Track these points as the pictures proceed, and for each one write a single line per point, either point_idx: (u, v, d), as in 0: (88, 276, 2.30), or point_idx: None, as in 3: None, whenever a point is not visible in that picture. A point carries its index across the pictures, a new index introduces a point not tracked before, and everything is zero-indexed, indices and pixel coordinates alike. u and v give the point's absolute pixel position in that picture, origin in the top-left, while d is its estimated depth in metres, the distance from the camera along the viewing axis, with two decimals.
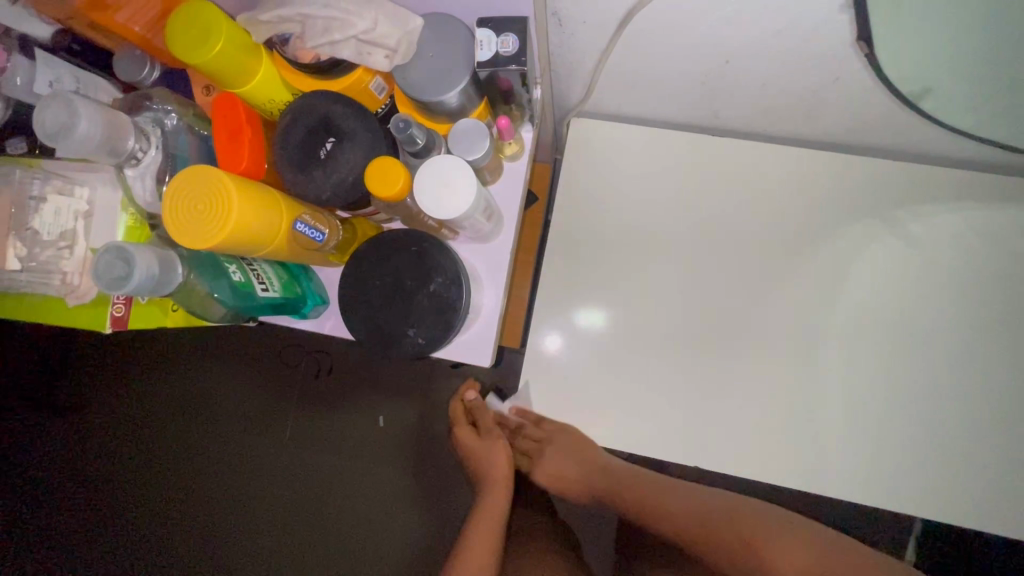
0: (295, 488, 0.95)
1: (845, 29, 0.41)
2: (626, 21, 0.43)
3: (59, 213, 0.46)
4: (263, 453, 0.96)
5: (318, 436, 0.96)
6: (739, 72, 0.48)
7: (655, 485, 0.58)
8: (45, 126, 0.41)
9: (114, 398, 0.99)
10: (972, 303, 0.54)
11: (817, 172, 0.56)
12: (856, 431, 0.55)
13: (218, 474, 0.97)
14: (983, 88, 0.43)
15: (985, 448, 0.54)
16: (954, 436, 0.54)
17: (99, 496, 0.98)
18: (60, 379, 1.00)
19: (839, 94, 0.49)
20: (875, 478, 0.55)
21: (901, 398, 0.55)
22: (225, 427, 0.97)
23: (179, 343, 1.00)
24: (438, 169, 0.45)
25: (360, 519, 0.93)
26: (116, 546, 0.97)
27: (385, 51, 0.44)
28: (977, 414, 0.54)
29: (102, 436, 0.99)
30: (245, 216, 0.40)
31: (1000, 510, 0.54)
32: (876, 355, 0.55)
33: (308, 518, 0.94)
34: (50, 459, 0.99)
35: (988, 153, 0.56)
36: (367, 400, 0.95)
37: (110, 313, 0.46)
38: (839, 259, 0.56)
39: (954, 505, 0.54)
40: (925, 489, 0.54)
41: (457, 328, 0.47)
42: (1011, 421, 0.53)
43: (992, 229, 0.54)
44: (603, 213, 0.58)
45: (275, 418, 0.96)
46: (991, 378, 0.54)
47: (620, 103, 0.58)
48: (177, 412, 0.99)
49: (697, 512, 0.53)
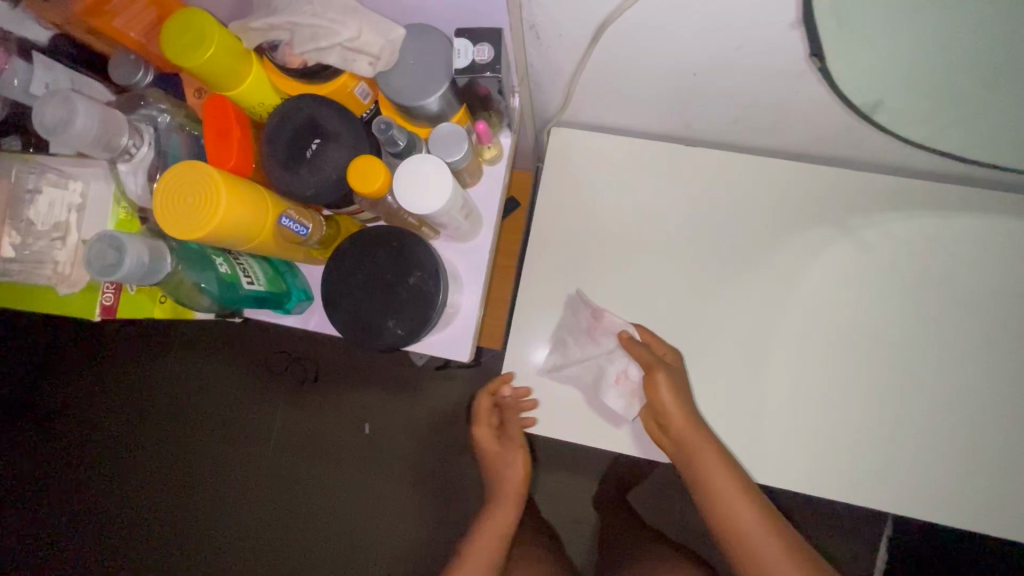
0: (285, 498, 1.02)
1: (800, 46, 0.48)
2: (597, 36, 0.50)
3: (52, 205, 0.44)
4: (257, 455, 1.03)
5: (309, 451, 1.02)
6: (707, 83, 0.56)
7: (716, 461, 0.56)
8: (41, 119, 0.39)
9: (116, 393, 1.06)
10: (927, 301, 0.58)
11: (787, 180, 0.61)
12: (825, 423, 0.58)
13: (215, 470, 1.03)
14: (924, 101, 0.52)
15: (947, 443, 0.57)
16: (912, 429, 0.58)
17: (108, 481, 1.05)
18: (69, 370, 1.07)
19: (799, 105, 0.57)
20: (844, 474, 0.58)
21: (863, 395, 0.58)
22: (221, 427, 1.04)
23: (178, 343, 1.06)
24: (416, 166, 0.41)
25: (342, 534, 1.00)
26: (123, 526, 1.04)
27: (369, 58, 0.42)
28: (938, 409, 0.57)
29: (105, 428, 1.06)
30: (232, 211, 0.38)
31: (960, 503, 0.56)
32: (843, 353, 0.59)
33: (299, 524, 1.01)
34: (65, 438, 1.06)
35: (927, 159, 0.62)
36: (354, 408, 1.02)
37: (99, 302, 0.44)
38: (801, 258, 0.60)
39: (915, 498, 0.57)
40: (889, 483, 0.57)
41: (436, 320, 0.44)
42: (965, 417, 0.57)
43: (946, 234, 0.59)
44: (580, 219, 0.63)
45: (266, 423, 1.03)
46: (946, 374, 0.57)
47: (601, 114, 0.67)
48: (176, 410, 1.05)
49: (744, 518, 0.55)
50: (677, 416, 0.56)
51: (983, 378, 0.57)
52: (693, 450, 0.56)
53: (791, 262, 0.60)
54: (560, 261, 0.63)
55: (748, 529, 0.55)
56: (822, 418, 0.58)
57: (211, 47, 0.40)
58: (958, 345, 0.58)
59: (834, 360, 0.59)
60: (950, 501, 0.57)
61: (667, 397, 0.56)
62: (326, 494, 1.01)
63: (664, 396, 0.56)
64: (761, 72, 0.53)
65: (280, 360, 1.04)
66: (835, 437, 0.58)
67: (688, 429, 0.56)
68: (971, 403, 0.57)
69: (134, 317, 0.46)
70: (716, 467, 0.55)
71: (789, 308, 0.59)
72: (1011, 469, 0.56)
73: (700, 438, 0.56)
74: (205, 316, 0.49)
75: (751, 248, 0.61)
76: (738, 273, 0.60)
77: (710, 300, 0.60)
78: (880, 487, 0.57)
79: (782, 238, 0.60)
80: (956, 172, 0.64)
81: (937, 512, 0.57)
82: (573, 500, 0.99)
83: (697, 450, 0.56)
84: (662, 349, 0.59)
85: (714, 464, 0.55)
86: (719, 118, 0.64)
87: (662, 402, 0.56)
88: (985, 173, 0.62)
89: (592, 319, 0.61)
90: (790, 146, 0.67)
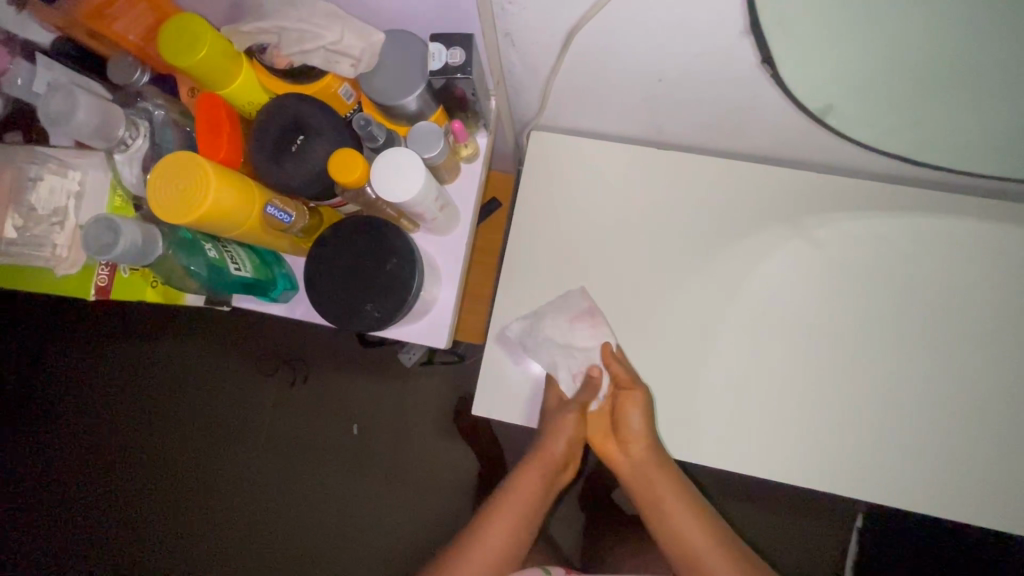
0: (282, 498, 1.07)
1: (751, 53, 0.52)
2: (567, 42, 0.54)
3: (53, 191, 0.47)
4: (251, 456, 1.09)
5: (306, 452, 1.09)
6: (671, 88, 0.60)
7: (665, 480, 0.63)
8: (47, 109, 0.43)
9: (124, 394, 1.13)
10: (863, 291, 0.64)
11: (742, 182, 0.67)
12: (776, 403, 0.64)
13: (212, 470, 1.10)
14: (872, 104, 0.57)
15: (881, 421, 0.63)
16: (853, 407, 0.63)
17: (113, 480, 1.11)
18: (81, 370, 1.14)
19: (758, 110, 0.61)
20: (788, 450, 0.63)
21: (804, 378, 0.64)
22: (220, 427, 1.11)
23: (182, 346, 1.13)
24: (392, 159, 0.44)
25: (337, 535, 1.05)
26: (127, 522, 1.10)
27: (351, 60, 0.46)
28: (873, 390, 0.63)
29: (113, 427, 1.13)
30: (220, 197, 0.41)
31: (894, 471, 0.62)
32: (787, 338, 0.64)
33: (295, 528, 1.06)
34: (73, 436, 1.13)
35: (880, 161, 0.67)
36: (345, 410, 1.09)
37: (95, 282, 0.48)
38: (752, 254, 0.66)
39: (855, 474, 0.63)
40: (830, 461, 0.63)
41: (411, 304, 0.47)
42: (896, 398, 0.63)
43: (886, 234, 0.64)
44: (551, 219, 0.69)
45: (262, 424, 1.10)
46: (880, 356, 0.63)
47: (576, 119, 0.71)
48: (179, 410, 1.12)
49: (687, 532, 0.61)
50: (639, 439, 0.63)
51: (918, 361, 0.63)
52: (647, 473, 0.63)
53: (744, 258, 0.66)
54: (534, 256, 0.69)
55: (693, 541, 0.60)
56: (774, 401, 0.64)
57: (204, 48, 0.44)
58: (895, 335, 0.64)
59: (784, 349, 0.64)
60: (889, 472, 0.63)
61: (637, 420, 0.62)
62: (322, 492, 1.07)
63: (632, 416, 0.62)
64: (717, 80, 0.57)
65: (271, 363, 1.11)
66: (786, 417, 0.63)
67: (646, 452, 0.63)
68: (901, 383, 0.63)
69: (126, 299, 0.48)
70: (666, 488, 0.63)
71: (741, 300, 0.65)
72: (941, 447, 0.62)
73: (654, 461, 0.63)
74: (196, 302, 0.52)
75: (707, 246, 0.67)
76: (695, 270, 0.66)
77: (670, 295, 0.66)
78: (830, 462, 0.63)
79: (736, 237, 0.66)
80: (906, 173, 0.68)
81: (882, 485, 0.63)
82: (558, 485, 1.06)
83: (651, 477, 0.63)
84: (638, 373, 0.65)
85: (665, 485, 0.63)
86: (687, 123, 0.67)
87: (627, 421, 0.62)
88: (933, 172, 0.66)
89: (586, 313, 0.65)
90: (753, 150, 0.71)
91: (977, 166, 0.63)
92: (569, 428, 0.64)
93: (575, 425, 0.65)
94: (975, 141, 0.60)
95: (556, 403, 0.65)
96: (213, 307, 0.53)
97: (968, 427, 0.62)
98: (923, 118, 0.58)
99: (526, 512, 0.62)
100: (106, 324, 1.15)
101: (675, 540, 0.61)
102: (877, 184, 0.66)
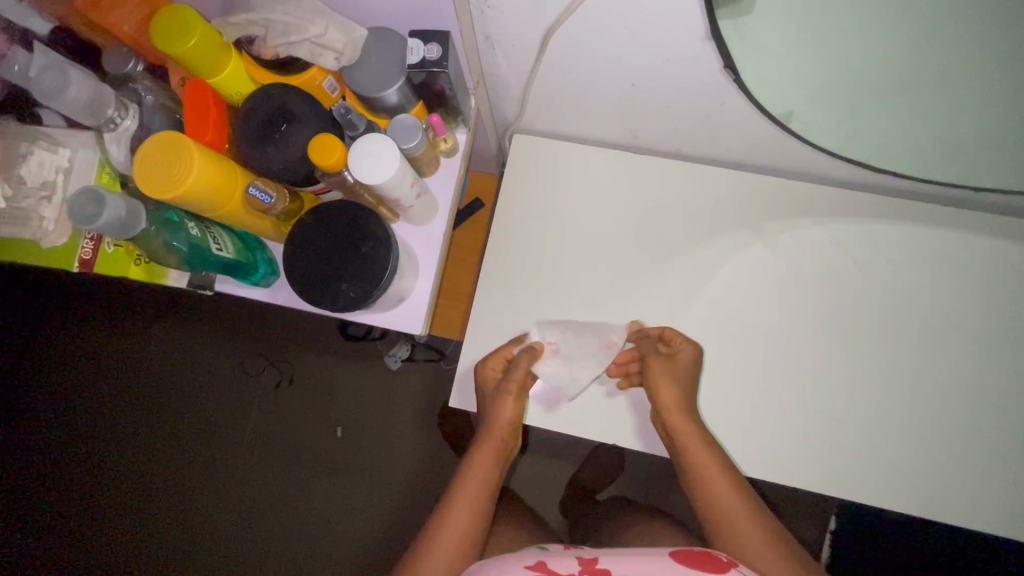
0: (270, 496, 1.08)
1: (714, 59, 0.54)
2: (543, 45, 0.57)
3: (42, 165, 0.50)
4: (235, 454, 1.10)
5: (292, 453, 1.09)
6: (645, 93, 0.63)
7: (699, 446, 0.58)
8: (38, 85, 0.46)
9: (109, 390, 1.14)
10: (822, 290, 0.68)
11: (711, 186, 0.71)
12: (742, 394, 0.67)
13: (195, 468, 1.10)
14: (828, 110, 0.60)
15: (840, 414, 0.66)
16: (816, 400, 0.66)
17: (102, 482, 1.12)
18: (68, 365, 1.15)
19: (725, 117, 0.65)
20: (750, 439, 0.66)
21: (763, 373, 0.67)
22: (206, 424, 1.12)
23: (168, 342, 1.15)
24: (368, 145, 0.47)
25: (326, 532, 1.06)
26: (107, 519, 1.10)
27: (334, 53, 0.50)
28: (832, 384, 0.67)
29: (98, 423, 1.14)
30: (206, 170, 0.44)
31: (852, 465, 0.65)
32: (746, 331, 0.68)
33: (281, 526, 1.07)
34: (58, 432, 1.14)
35: (841, 167, 0.70)
36: (329, 412, 1.10)
37: (77, 255, 0.50)
38: (718, 254, 0.70)
39: (815, 463, 0.66)
40: (791, 452, 0.66)
41: (384, 286, 0.49)
42: (853, 392, 0.66)
43: (843, 238, 0.69)
44: (531, 217, 0.72)
45: (246, 422, 1.11)
46: (836, 348, 0.67)
47: (555, 123, 0.74)
48: (163, 407, 1.13)
49: (719, 499, 0.54)
50: (675, 406, 0.61)
51: (872, 359, 0.67)
52: (683, 442, 0.59)
53: (712, 260, 0.70)
54: (514, 252, 0.72)
55: (728, 508, 0.53)
56: (735, 398, 0.67)
57: (193, 38, 0.46)
58: (852, 329, 0.67)
59: (745, 350, 0.68)
60: (850, 466, 0.65)
61: (665, 385, 0.62)
62: (311, 492, 1.08)
63: (662, 385, 0.62)
64: (685, 84, 0.60)
65: (257, 363, 1.13)
66: (750, 411, 0.67)
67: (675, 414, 0.61)
68: (857, 380, 0.66)
69: (108, 272, 0.51)
70: (701, 452, 0.57)
71: (705, 301, 0.69)
72: (895, 439, 0.65)
73: (683, 419, 0.60)
74: (179, 283, 0.54)
75: (677, 246, 0.70)
76: (665, 269, 0.70)
77: (639, 293, 0.70)
78: (794, 452, 0.66)
79: (706, 239, 0.70)
80: (869, 180, 0.72)
81: (845, 478, 0.65)
82: (542, 481, 1.09)
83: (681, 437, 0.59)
84: (686, 357, 0.64)
85: (697, 448, 0.58)
86: (660, 128, 0.70)
87: (657, 385, 0.63)
88: (896, 180, 0.70)
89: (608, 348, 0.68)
90: (723, 156, 0.74)
91: (936, 173, 0.66)
92: (508, 410, 0.63)
93: (512, 403, 0.63)
94: (930, 147, 0.63)
95: (493, 384, 0.65)
96: (194, 289, 0.55)
97: (919, 422, 0.65)
98: (879, 124, 0.62)
99: (481, 497, 0.57)
100: (95, 319, 1.16)
101: (709, 507, 0.54)
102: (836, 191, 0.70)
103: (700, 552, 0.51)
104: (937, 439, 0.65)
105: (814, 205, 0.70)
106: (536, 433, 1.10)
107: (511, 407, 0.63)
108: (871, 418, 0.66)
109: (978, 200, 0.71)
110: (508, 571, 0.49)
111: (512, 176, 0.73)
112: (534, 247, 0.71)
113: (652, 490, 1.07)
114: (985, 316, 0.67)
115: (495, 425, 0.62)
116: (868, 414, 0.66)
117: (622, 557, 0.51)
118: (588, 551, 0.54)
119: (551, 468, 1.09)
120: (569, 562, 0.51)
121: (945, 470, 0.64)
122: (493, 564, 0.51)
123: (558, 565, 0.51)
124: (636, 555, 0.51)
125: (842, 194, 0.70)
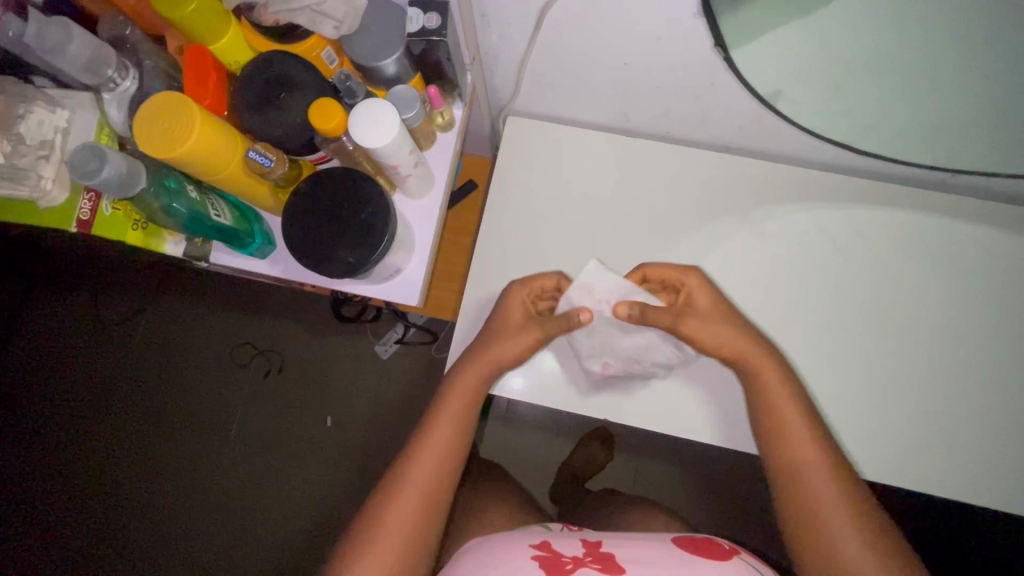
0: (261, 486, 1.07)
1: (705, 37, 0.56)
2: (539, 23, 0.58)
3: (41, 124, 0.51)
4: (220, 442, 1.10)
5: (279, 441, 1.09)
6: (636, 72, 0.64)
7: (786, 398, 0.55)
8: (40, 39, 0.47)
9: (92, 380, 1.13)
10: (804, 267, 0.70)
11: (697, 166, 0.73)
12: None
13: (178, 456, 1.10)
14: (814, 91, 0.62)
15: (825, 389, 0.68)
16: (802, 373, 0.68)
17: (89, 472, 1.10)
18: (52, 354, 1.15)
19: (715, 97, 0.66)
20: None
21: None
22: (191, 412, 1.11)
23: (151, 330, 1.14)
24: (369, 109, 0.47)
25: (318, 521, 1.05)
26: (88, 506, 1.09)
27: (334, 22, 0.49)
28: (816, 356, 0.68)
29: (80, 413, 1.13)
30: (204, 137, 0.44)
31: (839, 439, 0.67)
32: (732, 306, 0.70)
33: (268, 518, 1.06)
34: (39, 419, 1.13)
35: (824, 151, 0.73)
36: (318, 402, 1.10)
37: (76, 216, 0.52)
38: (704, 233, 0.72)
39: None
40: None
41: (383, 250, 0.50)
42: (837, 366, 0.68)
43: (825, 216, 0.71)
44: (528, 193, 0.73)
45: (232, 412, 1.11)
46: (819, 322, 0.69)
47: (552, 104, 0.75)
48: (147, 395, 1.12)
49: (795, 456, 0.52)
50: (756, 355, 0.57)
51: (855, 334, 0.69)
52: (764, 391, 0.56)
53: (703, 239, 0.71)
54: (508, 230, 0.73)
55: (808, 464, 0.52)
56: None
57: (192, 4, 0.47)
58: (836, 305, 0.69)
59: None
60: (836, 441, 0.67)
61: (701, 330, 0.58)
62: (299, 482, 1.07)
63: (703, 329, 0.58)
64: (679, 65, 0.61)
65: (245, 352, 1.12)
66: None
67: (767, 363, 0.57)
68: (840, 354, 0.68)
69: (106, 234, 0.53)
70: (788, 405, 0.54)
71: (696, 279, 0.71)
72: (879, 414, 0.67)
73: (777, 375, 0.56)
74: (175, 250, 0.55)
75: (666, 227, 0.72)
76: (656, 247, 0.72)
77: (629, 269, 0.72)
78: None
79: (696, 219, 0.72)
80: (851, 164, 0.74)
81: None
82: (532, 463, 1.10)
83: (773, 398, 0.55)
84: (700, 294, 0.61)
85: (786, 401, 0.55)
86: (652, 110, 0.72)
87: (709, 331, 0.58)
88: (879, 162, 0.72)
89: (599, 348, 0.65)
90: (712, 138, 0.76)
91: (918, 156, 0.68)
92: (518, 343, 0.60)
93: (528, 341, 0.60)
94: (910, 131, 0.65)
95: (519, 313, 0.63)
96: (191, 258, 0.56)
97: (901, 396, 0.67)
98: (863, 105, 0.63)
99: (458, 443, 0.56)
100: (81, 306, 1.16)
101: (789, 464, 0.52)
102: (818, 174, 0.73)
103: (704, 540, 0.52)
104: (920, 411, 0.67)
105: (801, 189, 0.72)
106: (527, 415, 1.12)
107: (510, 345, 0.60)
108: (856, 393, 0.67)
109: (956, 182, 0.73)
110: (511, 553, 0.50)
111: (507, 156, 0.75)
112: (527, 224, 0.73)
113: (640, 471, 1.09)
114: (965, 295, 0.69)
115: (495, 351, 0.59)
116: (851, 390, 0.67)
117: (623, 540, 0.52)
118: (591, 533, 0.55)
119: (542, 452, 1.11)
120: (573, 544, 0.53)
121: (929, 444, 0.66)
122: (500, 545, 0.52)
123: (562, 546, 0.52)
124: (637, 540, 0.52)
125: (825, 175, 0.73)
